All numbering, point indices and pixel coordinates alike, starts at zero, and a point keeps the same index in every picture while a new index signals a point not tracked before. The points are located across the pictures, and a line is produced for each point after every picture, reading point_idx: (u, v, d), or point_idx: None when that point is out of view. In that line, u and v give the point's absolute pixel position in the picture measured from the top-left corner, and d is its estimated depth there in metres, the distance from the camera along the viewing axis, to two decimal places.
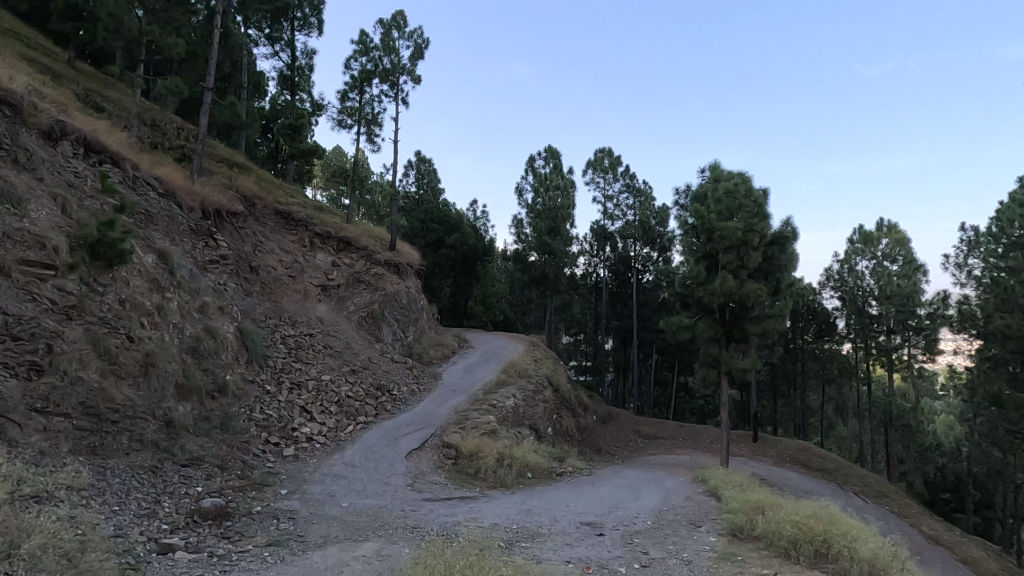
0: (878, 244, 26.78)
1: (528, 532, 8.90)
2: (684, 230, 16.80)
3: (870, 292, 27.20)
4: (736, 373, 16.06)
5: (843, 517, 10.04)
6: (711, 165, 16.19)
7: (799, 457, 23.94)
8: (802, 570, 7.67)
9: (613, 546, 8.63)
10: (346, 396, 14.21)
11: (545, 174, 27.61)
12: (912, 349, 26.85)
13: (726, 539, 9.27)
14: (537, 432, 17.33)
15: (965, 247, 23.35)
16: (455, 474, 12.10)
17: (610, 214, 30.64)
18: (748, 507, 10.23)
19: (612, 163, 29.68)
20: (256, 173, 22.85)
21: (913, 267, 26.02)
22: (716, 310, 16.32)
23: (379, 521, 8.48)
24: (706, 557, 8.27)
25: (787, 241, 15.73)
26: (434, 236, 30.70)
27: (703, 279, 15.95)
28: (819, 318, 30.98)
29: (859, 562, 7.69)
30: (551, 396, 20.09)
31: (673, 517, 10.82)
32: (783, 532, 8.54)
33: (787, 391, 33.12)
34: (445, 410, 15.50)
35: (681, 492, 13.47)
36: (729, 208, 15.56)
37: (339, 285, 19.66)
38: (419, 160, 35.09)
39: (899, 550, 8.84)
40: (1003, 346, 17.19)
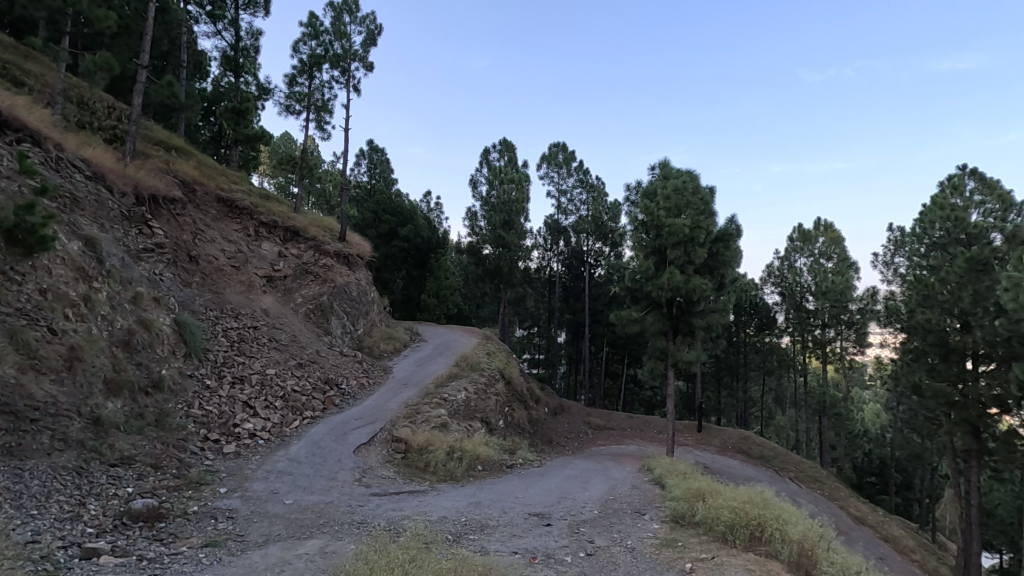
0: (815, 242, 28.17)
1: (476, 524, 8.91)
2: (634, 225, 17.12)
3: (808, 288, 28.61)
4: (681, 365, 16.53)
5: (778, 502, 10.52)
6: (662, 163, 16.58)
7: (740, 445, 24.98)
8: (738, 553, 8.02)
9: (560, 536, 8.75)
10: (291, 391, 13.79)
11: (499, 167, 27.38)
12: (844, 342, 28.44)
13: (668, 526, 9.57)
14: (488, 424, 17.31)
15: (892, 247, 24.88)
16: (404, 468, 11.95)
17: (564, 209, 30.79)
18: (690, 494, 10.59)
19: (567, 158, 29.86)
20: (196, 157, 21.71)
21: (847, 265, 27.51)
22: (664, 304, 16.82)
23: (324, 517, 8.28)
24: (649, 544, 8.50)
25: (731, 238, 16.30)
26: (387, 227, 30.08)
27: (651, 273, 16.35)
28: (761, 312, 32.31)
29: (789, 543, 8.08)
30: (503, 389, 20.11)
31: (619, 506, 11.10)
32: (721, 518, 8.90)
33: (730, 382, 34.49)
34: (395, 404, 15.28)
35: (628, 481, 13.81)
36: (677, 205, 15.95)
37: (286, 276, 19.01)
38: (371, 149, 34.27)
39: (826, 531, 9.33)
40: (923, 338, 18.37)
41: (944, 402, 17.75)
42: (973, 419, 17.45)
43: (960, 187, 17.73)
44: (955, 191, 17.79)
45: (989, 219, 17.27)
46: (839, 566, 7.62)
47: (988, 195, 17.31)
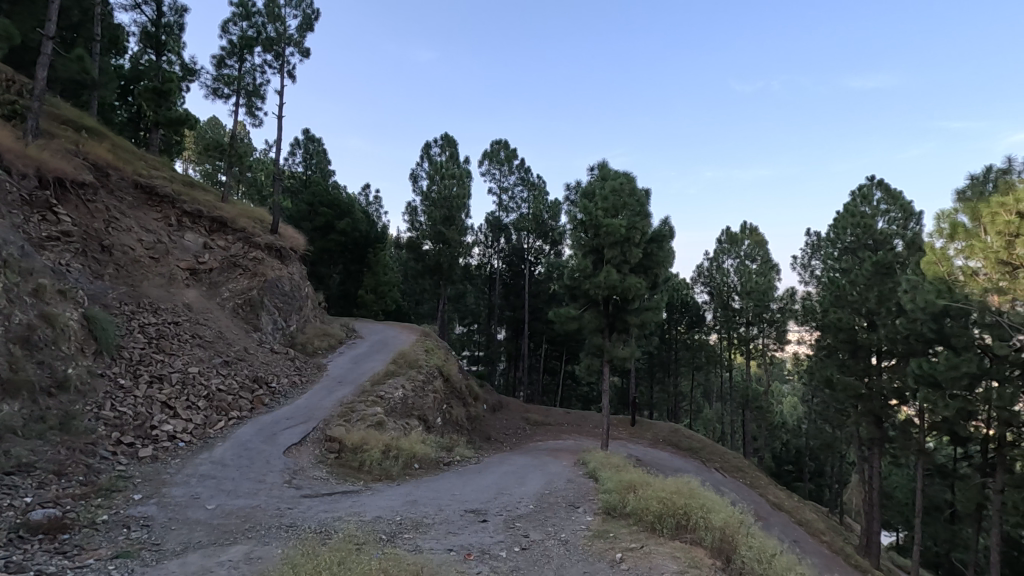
0: (741, 244, 29.73)
1: (411, 523, 8.79)
2: (573, 224, 17.39)
3: (734, 288, 30.06)
4: (617, 361, 16.97)
5: (703, 491, 11.05)
6: (600, 164, 16.98)
7: (670, 438, 26.04)
8: (665, 541, 8.35)
9: (495, 531, 8.78)
10: (217, 390, 13.08)
11: (440, 162, 27.10)
12: (766, 339, 30.24)
13: (601, 518, 9.82)
14: (426, 422, 17.12)
15: (809, 250, 26.66)
16: (338, 468, 11.63)
17: (505, 206, 30.83)
18: (622, 487, 10.92)
19: (509, 156, 29.96)
20: (111, 139, 20.10)
21: (769, 267, 29.20)
22: (601, 302, 17.20)
23: (250, 522, 7.91)
24: (582, 536, 8.70)
25: (664, 239, 16.95)
26: (323, 220, 29.05)
27: (589, 272, 16.66)
28: (691, 310, 33.48)
29: (712, 530, 8.49)
30: (441, 386, 19.96)
31: (555, 500, 11.29)
32: (650, 509, 9.23)
33: (663, 377, 35.87)
34: (329, 403, 14.82)
35: (563, 475, 14.08)
36: (615, 206, 16.35)
37: (211, 269, 17.98)
38: (307, 138, 32.96)
39: (746, 518, 9.88)
40: (836, 336, 19.72)
41: (852, 395, 19.24)
42: (876, 410, 19.03)
43: (868, 197, 19.22)
44: (864, 200, 19.25)
45: (892, 226, 18.83)
46: (757, 549, 8.07)
47: (892, 205, 18.88)
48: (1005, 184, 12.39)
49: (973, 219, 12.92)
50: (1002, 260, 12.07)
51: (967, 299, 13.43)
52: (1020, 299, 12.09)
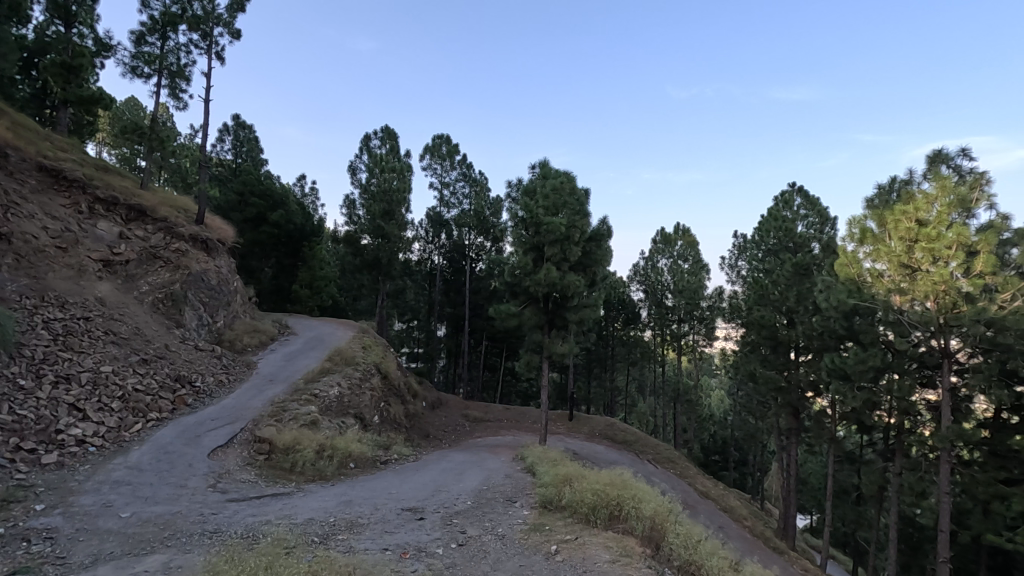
0: (675, 245, 30.87)
1: (344, 523, 8.59)
2: (514, 222, 17.48)
3: (668, 287, 31.19)
4: (556, 357, 17.27)
5: (635, 482, 11.44)
6: (541, 162, 17.18)
7: (606, 431, 26.78)
8: (598, 532, 8.58)
9: (432, 529, 8.72)
10: (133, 390, 12.23)
11: (379, 154, 26.45)
12: (696, 336, 31.71)
13: (537, 511, 9.97)
14: (363, 420, 16.72)
15: (736, 251, 28.07)
16: (267, 470, 11.16)
17: (446, 202, 30.47)
18: (558, 480, 11.13)
19: (450, 151, 29.68)
20: (11, 116, 18.27)
21: (700, 267, 30.50)
22: (541, 299, 17.41)
23: (170, 529, 7.47)
24: (518, 530, 8.80)
25: (603, 238, 17.38)
26: (254, 211, 27.62)
27: (530, 269, 16.81)
28: (627, 308, 34.13)
29: (643, 519, 8.82)
30: (379, 384, 19.57)
31: (492, 495, 11.34)
32: (584, 501, 9.46)
33: (600, 372, 36.81)
34: (258, 403, 14.18)
35: (501, 471, 14.18)
36: (555, 204, 16.59)
37: (128, 261, 16.76)
38: (237, 125, 31.26)
39: (674, 506, 10.32)
40: (758, 332, 20.96)
41: (773, 387, 20.50)
42: (794, 401, 20.38)
43: (790, 202, 20.47)
44: (786, 205, 20.48)
45: (810, 230, 20.15)
46: (683, 536, 8.45)
47: (810, 211, 20.22)
48: (907, 194, 13.61)
49: (879, 225, 14.14)
50: (902, 262, 13.45)
51: (873, 299, 14.62)
52: (918, 298, 13.31)
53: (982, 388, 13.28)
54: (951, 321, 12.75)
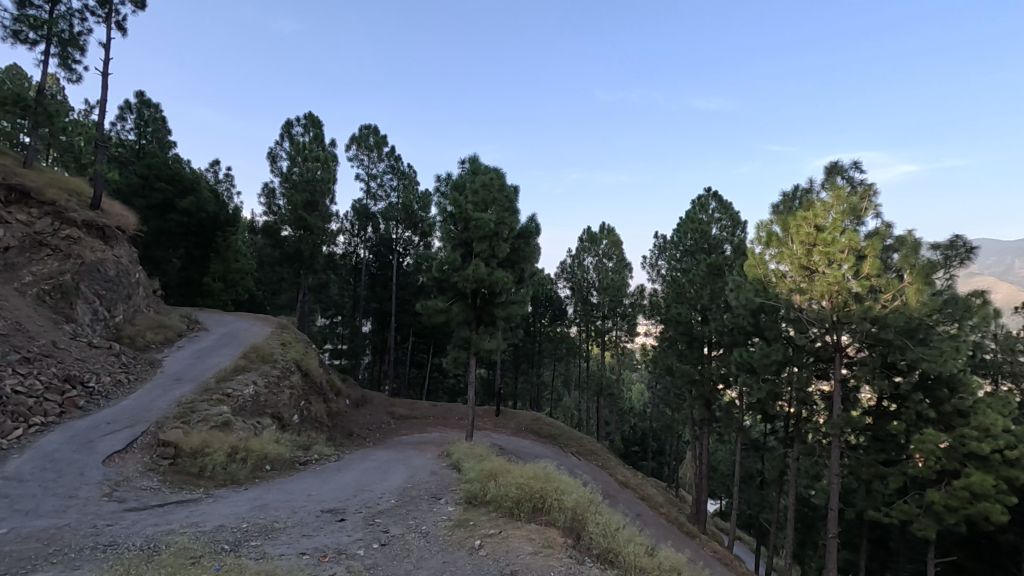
0: (600, 244, 31.79)
1: (258, 529, 8.17)
2: (443, 217, 17.27)
3: (593, 284, 32.10)
4: (483, 353, 17.31)
5: (558, 475, 11.69)
6: (471, 158, 17.11)
7: (532, 426, 27.20)
8: (522, 525, 8.69)
9: (353, 530, 8.48)
10: (12, 392, 10.95)
11: (302, 142, 25.24)
12: (619, 332, 32.93)
13: (462, 507, 9.94)
14: (280, 420, 15.95)
15: (657, 251, 29.32)
16: (172, 475, 10.39)
17: (373, 194, 29.53)
18: (484, 475, 11.17)
19: (378, 142, 28.86)
20: None
21: (623, 265, 31.61)
22: (469, 295, 17.36)
23: (55, 545, 6.76)
24: (442, 527, 8.73)
25: (531, 235, 17.62)
26: (159, 197, 25.32)
27: (458, 265, 16.70)
28: (554, 304, 35.19)
29: (565, 511, 9.03)
30: (299, 381, 18.75)
31: (417, 493, 11.19)
32: (509, 495, 9.55)
33: (527, 368, 37.35)
34: (163, 404, 13.15)
35: (427, 468, 14.02)
36: (484, 200, 16.56)
37: (7, 248, 14.98)
38: (141, 103, 28.74)
39: (595, 497, 10.65)
40: (676, 328, 22.06)
41: (688, 380, 21.67)
42: (707, 393, 21.65)
43: (705, 206, 21.64)
44: (702, 209, 21.64)
45: (724, 233, 21.46)
46: (602, 524, 8.74)
47: (723, 215, 21.49)
48: (807, 202, 14.78)
49: (784, 230, 15.25)
50: (804, 265, 14.57)
51: (777, 298, 15.78)
52: (815, 298, 14.54)
53: (867, 379, 14.71)
54: (842, 319, 14.03)
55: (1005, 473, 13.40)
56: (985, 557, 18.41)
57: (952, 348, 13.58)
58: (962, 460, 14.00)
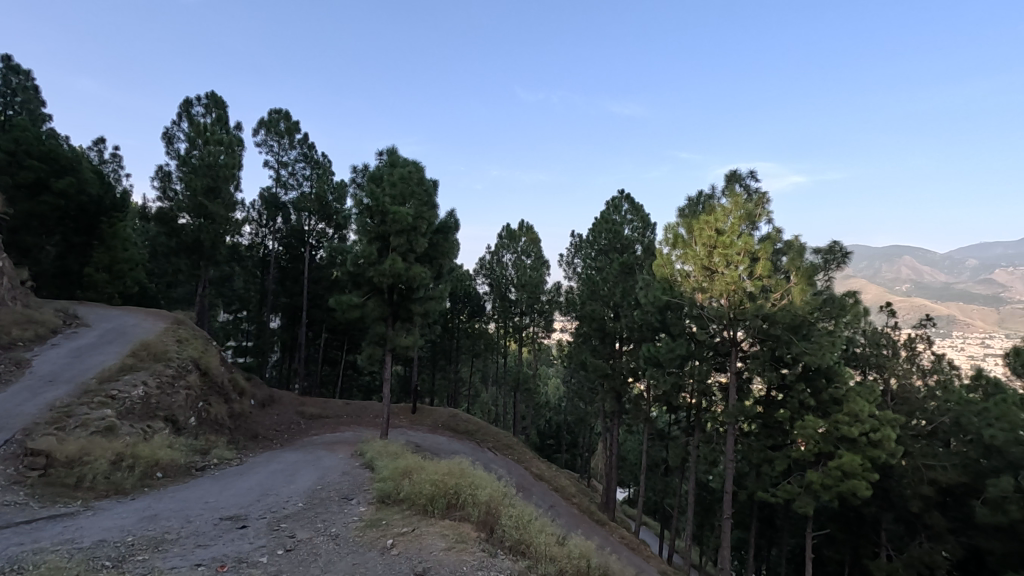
0: (519, 241, 32.12)
1: (147, 541, 7.51)
2: (359, 209, 16.68)
3: (511, 281, 32.42)
4: (399, 349, 16.94)
5: (473, 470, 11.73)
6: (388, 149, 16.68)
7: (449, 423, 27.07)
8: (436, 522, 8.65)
9: (256, 537, 8.02)
10: None
11: (203, 123, 23.36)
12: (536, 328, 33.45)
13: (374, 506, 9.70)
14: (174, 424, 14.72)
15: (573, 249, 30.08)
16: (43, 489, 9.25)
17: (283, 183, 27.90)
18: (397, 473, 10.98)
19: (290, 128, 27.36)
20: None
21: (541, 263, 32.14)
22: (385, 291, 16.94)
23: None
24: (353, 528, 8.48)
25: (450, 231, 17.49)
26: (30, 176, 22.32)
27: (374, 259, 16.22)
28: (473, 301, 34.79)
29: (479, 505, 9.08)
30: (197, 381, 17.38)
31: (326, 495, 10.79)
32: (423, 492, 9.46)
33: (444, 364, 37.07)
34: (32, 408, 11.71)
35: (338, 468, 13.55)
36: (402, 194, 16.21)
37: None
38: (8, 68, 25.28)
39: (509, 490, 10.79)
40: (590, 324, 22.80)
41: (600, 374, 22.49)
42: (617, 387, 22.59)
43: (618, 208, 22.55)
44: (615, 210, 22.53)
45: (635, 233, 22.48)
46: (515, 517, 8.89)
47: (635, 217, 22.49)
48: (710, 207, 15.80)
49: (689, 232, 16.21)
50: (706, 265, 15.59)
51: (682, 296, 16.74)
52: (715, 296, 15.63)
53: (758, 371, 16.04)
54: (738, 316, 15.22)
55: (870, 453, 15.19)
56: (853, 529, 20.69)
57: (829, 342, 15.12)
58: (835, 443, 15.66)
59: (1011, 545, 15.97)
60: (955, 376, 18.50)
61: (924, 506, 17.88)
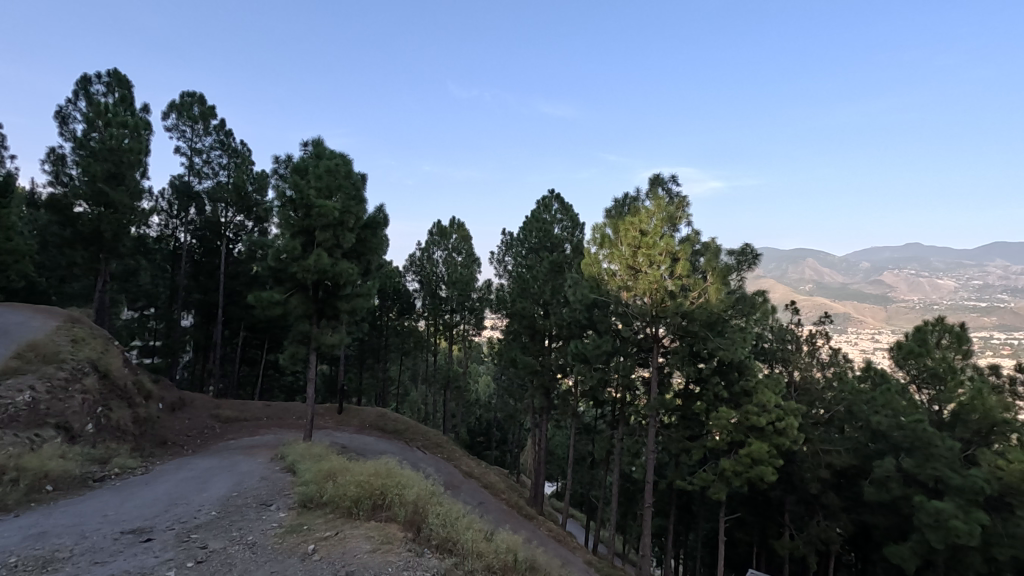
0: (450, 238, 31.92)
1: (35, 561, 6.84)
2: (281, 201, 15.90)
3: (442, 278, 32.16)
4: (325, 348, 16.30)
5: (401, 470, 11.55)
6: (314, 140, 16.08)
7: (377, 422, 26.45)
8: (361, 523, 8.45)
9: (163, 550, 7.51)
10: None
11: (104, 104, 21.37)
12: (467, 326, 33.33)
13: (295, 511, 9.33)
14: (68, 431, 13.43)
15: (504, 247, 30.26)
16: None
17: (197, 171, 26.09)
18: (320, 476, 10.61)
19: (204, 113, 25.67)
20: None
21: (472, 260, 32.11)
22: (310, 287, 16.30)
23: None
24: (272, 535, 8.13)
25: (379, 226, 17.10)
26: None
27: (298, 254, 15.53)
28: (402, 298, 33.95)
29: (406, 505, 8.95)
30: (95, 384, 15.93)
31: (242, 502, 10.24)
32: (348, 494, 9.21)
33: (372, 363, 36.17)
34: None
35: (256, 474, 12.90)
36: (329, 186, 15.66)
37: None
38: None
39: (437, 489, 10.72)
40: (520, 321, 23.07)
41: (530, 371, 22.77)
42: (546, 383, 23.01)
43: (549, 207, 22.94)
44: (546, 209, 22.90)
45: (564, 233, 22.93)
46: (442, 515, 8.85)
47: (564, 216, 22.97)
48: (634, 208, 16.43)
49: (615, 232, 16.77)
50: (630, 265, 16.22)
51: (609, 294, 17.25)
52: (639, 294, 16.32)
53: (677, 365, 16.91)
54: (660, 313, 15.99)
55: (775, 440, 16.39)
56: (760, 511, 22.23)
57: (741, 338, 16.18)
58: (746, 432, 16.77)
59: (893, 519, 17.77)
60: (849, 368, 20.30)
61: (822, 487, 19.52)
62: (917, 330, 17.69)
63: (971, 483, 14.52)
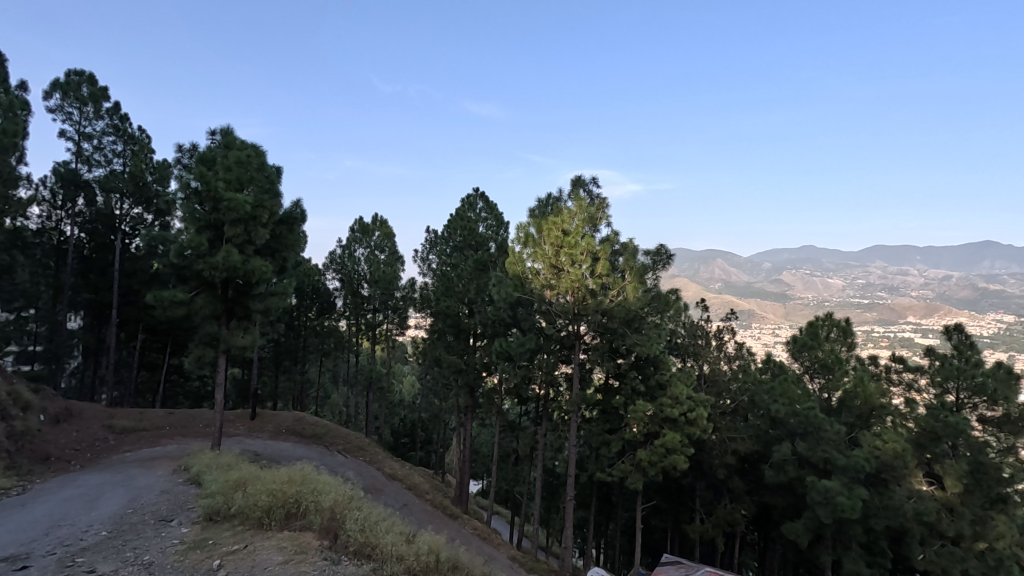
0: (372, 235, 31.02)
1: None
2: (185, 193, 14.76)
3: (363, 276, 31.15)
4: (235, 350, 15.24)
5: (318, 476, 11.06)
6: (223, 129, 15.08)
7: (294, 427, 25.23)
8: (272, 535, 8.02)
9: None
10: None
11: None
12: (390, 325, 32.54)
13: (199, 526, 8.68)
14: None
15: (428, 245, 29.84)
16: None
17: (86, 158, 23.64)
18: (228, 486, 9.95)
19: (95, 94, 23.31)
20: None
21: (395, 258, 31.42)
22: (219, 286, 15.25)
23: None
24: (171, 553, 7.53)
25: (295, 222, 16.32)
26: None
27: (204, 250, 14.45)
28: (321, 297, 32.37)
29: (321, 513, 8.59)
30: None
31: (138, 519, 9.41)
32: (258, 504, 8.70)
33: (289, 365, 34.48)
34: None
35: (155, 488, 11.90)
36: (239, 178, 14.71)
37: None
38: None
39: (356, 494, 10.36)
40: (445, 321, 22.87)
41: (455, 369, 22.64)
42: (471, 381, 22.99)
43: (473, 205, 22.87)
44: (470, 208, 22.81)
45: (489, 231, 22.95)
46: (361, 520, 8.57)
47: (488, 215, 23.00)
48: (557, 209, 16.75)
49: (539, 231, 17.03)
50: (553, 264, 16.53)
51: (533, 293, 17.49)
52: (562, 293, 16.72)
53: (598, 361, 17.47)
54: (581, 311, 16.45)
55: (687, 430, 17.38)
56: (673, 498, 23.48)
57: (655, 334, 17.01)
58: (661, 423, 17.65)
59: (789, 498, 19.40)
60: (753, 361, 21.82)
61: (728, 473, 20.92)
62: (809, 325, 19.24)
63: (854, 462, 16.06)
